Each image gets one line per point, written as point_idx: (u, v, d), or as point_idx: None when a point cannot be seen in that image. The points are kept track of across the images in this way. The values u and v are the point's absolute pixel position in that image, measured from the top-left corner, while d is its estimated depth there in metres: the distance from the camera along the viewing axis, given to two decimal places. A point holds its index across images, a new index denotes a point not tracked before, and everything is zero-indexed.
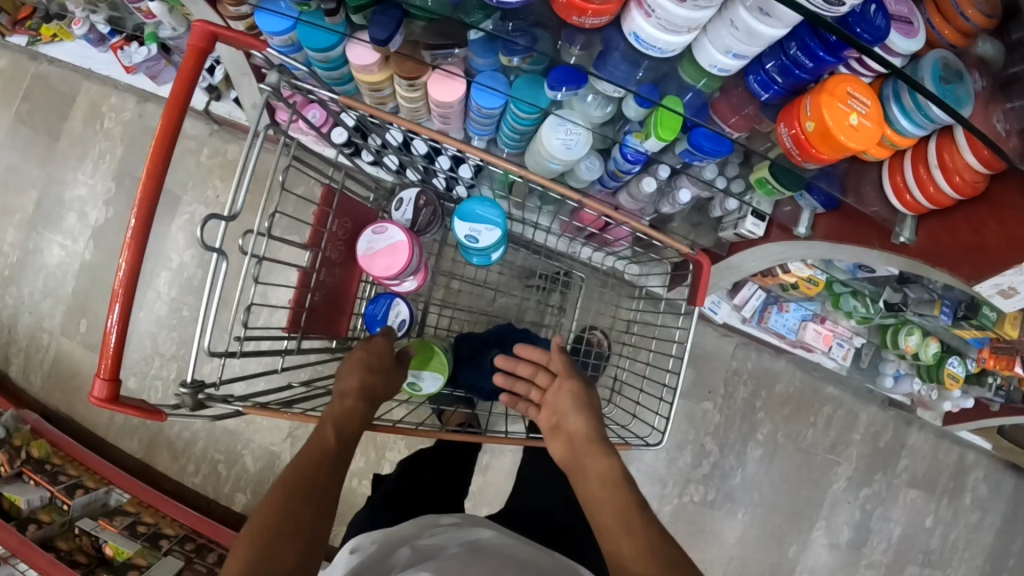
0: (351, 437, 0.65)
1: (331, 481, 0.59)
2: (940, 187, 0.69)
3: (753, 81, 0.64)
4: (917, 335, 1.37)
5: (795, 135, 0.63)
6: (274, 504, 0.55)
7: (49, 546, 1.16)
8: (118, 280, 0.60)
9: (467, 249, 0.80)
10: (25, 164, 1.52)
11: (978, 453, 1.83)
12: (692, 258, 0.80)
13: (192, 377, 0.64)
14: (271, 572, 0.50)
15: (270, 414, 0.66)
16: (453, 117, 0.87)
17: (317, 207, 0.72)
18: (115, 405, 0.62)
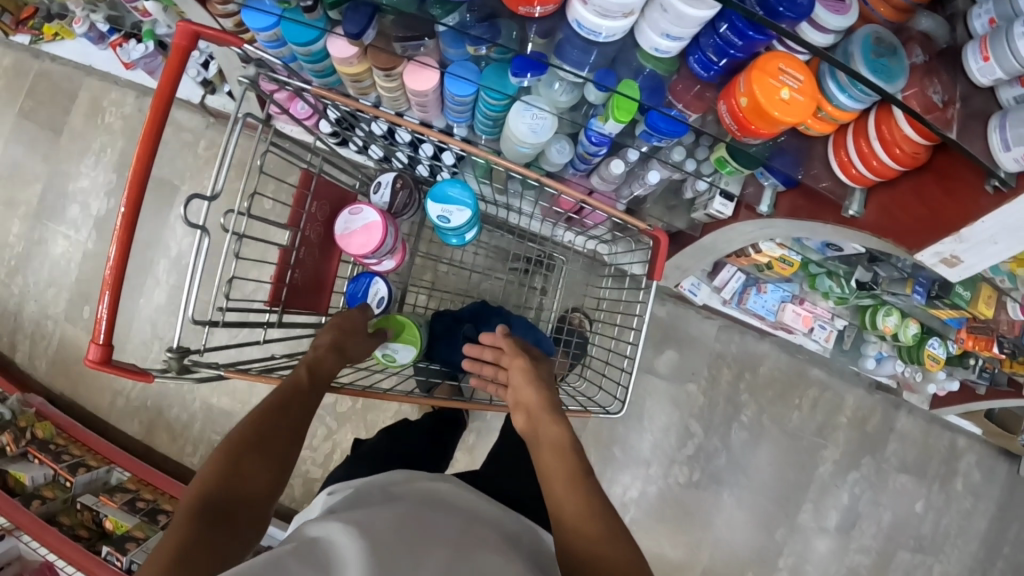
0: (322, 378, 0.72)
1: (300, 411, 0.67)
2: (882, 161, 0.74)
3: (693, 61, 0.69)
4: (895, 316, 1.40)
5: (732, 110, 0.69)
6: (249, 425, 0.63)
7: (52, 520, 1.23)
8: (112, 255, 0.66)
9: (441, 229, 0.85)
10: (29, 158, 1.57)
11: (970, 438, 1.87)
12: (649, 234, 0.84)
13: (179, 342, 0.68)
14: (240, 479, 0.59)
15: (251, 378, 0.72)
16: (430, 105, 0.91)
17: (296, 188, 0.77)
18: (107, 367, 0.67)
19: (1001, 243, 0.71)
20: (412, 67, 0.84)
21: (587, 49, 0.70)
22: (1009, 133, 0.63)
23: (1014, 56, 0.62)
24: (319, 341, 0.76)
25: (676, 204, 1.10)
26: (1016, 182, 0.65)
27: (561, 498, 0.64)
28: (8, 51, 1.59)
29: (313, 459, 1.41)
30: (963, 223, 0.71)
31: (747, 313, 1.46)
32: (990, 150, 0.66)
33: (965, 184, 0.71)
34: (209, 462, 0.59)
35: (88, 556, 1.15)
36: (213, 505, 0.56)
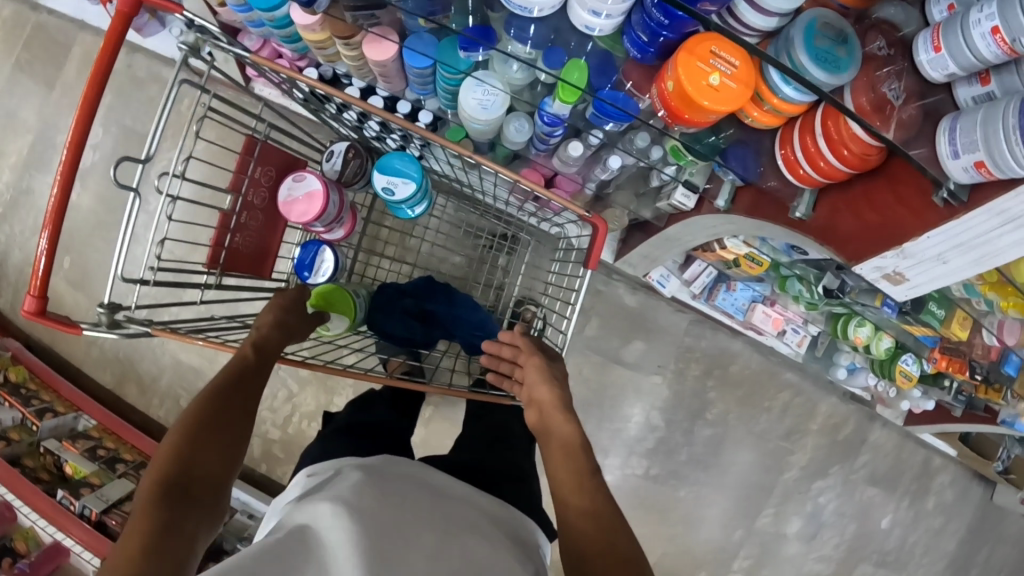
0: (269, 357, 0.72)
1: (248, 394, 0.67)
2: (829, 162, 0.72)
3: (628, 41, 0.69)
4: (867, 327, 1.37)
5: (661, 92, 0.70)
6: (192, 415, 0.63)
7: (15, 462, 1.23)
8: (48, 210, 0.67)
9: (389, 203, 0.82)
10: (21, 108, 1.60)
11: (946, 458, 1.85)
12: (591, 220, 0.82)
13: (110, 299, 0.71)
14: (192, 472, 0.59)
15: (175, 338, 0.73)
16: (392, 77, 0.92)
17: (238, 154, 0.79)
18: (42, 318, 0.69)
19: (948, 263, 0.72)
20: (371, 39, 0.85)
21: (524, 26, 0.70)
22: (958, 142, 0.62)
23: (970, 50, 0.60)
24: (264, 317, 0.76)
25: (644, 191, 1.09)
26: (966, 197, 0.65)
27: (570, 496, 0.67)
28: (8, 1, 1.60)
29: (273, 420, 1.45)
30: (910, 236, 0.71)
31: (715, 308, 1.46)
32: (938, 156, 0.65)
33: (914, 193, 0.70)
34: (160, 450, 0.60)
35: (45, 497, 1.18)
36: (172, 492, 0.57)
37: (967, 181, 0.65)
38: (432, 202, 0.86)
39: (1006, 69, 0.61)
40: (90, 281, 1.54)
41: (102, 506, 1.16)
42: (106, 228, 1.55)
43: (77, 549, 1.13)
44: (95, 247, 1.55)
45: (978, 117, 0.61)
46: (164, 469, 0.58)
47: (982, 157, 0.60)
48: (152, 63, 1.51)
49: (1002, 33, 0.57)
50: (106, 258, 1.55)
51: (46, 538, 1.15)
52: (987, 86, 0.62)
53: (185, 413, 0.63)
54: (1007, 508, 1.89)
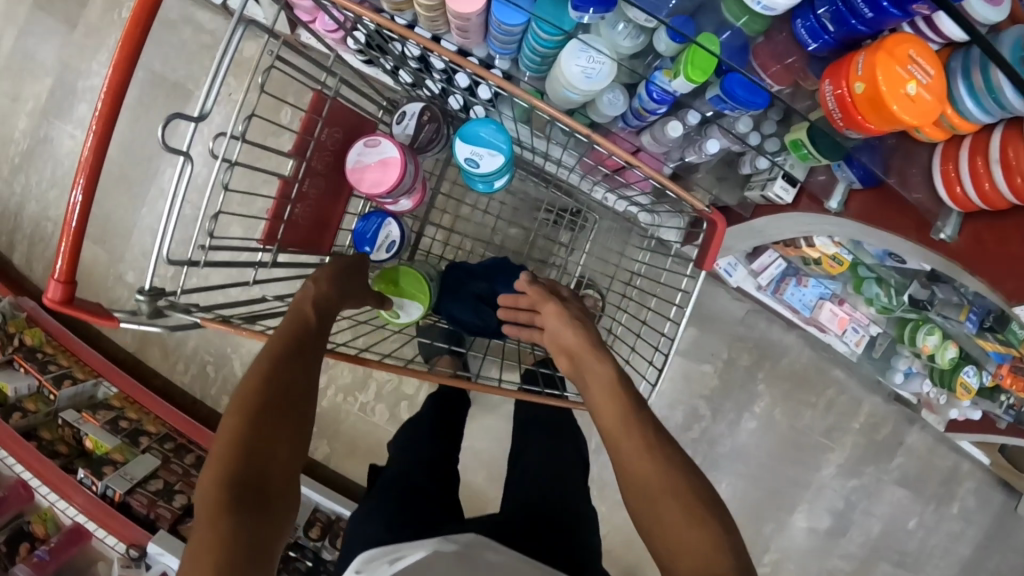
0: (329, 316, 0.66)
1: (309, 360, 0.61)
2: (996, 185, 0.66)
3: (801, 26, 0.61)
4: (936, 336, 1.29)
5: (840, 95, 0.60)
6: (255, 386, 0.57)
7: (32, 434, 1.17)
8: (77, 175, 0.55)
9: (467, 174, 0.75)
10: (38, 48, 1.47)
11: (974, 465, 1.77)
12: (708, 217, 0.76)
13: (151, 284, 0.60)
14: (262, 450, 0.54)
15: (226, 329, 0.63)
16: (471, 31, 0.79)
17: (305, 113, 0.69)
18: (71, 308, 0.58)
19: None
20: None
21: None
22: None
23: None
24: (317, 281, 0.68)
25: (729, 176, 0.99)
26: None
27: (617, 441, 0.59)
28: None
29: None
30: None
31: (780, 303, 1.37)
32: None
33: None
34: (221, 439, 0.54)
35: (63, 477, 1.11)
36: (238, 491, 0.51)
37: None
38: (513, 175, 0.78)
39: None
40: (113, 238, 1.45)
41: (127, 486, 1.11)
42: (129, 182, 1.44)
43: (95, 529, 1.07)
44: (118, 202, 1.45)
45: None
46: (233, 446, 0.53)
47: None
48: (183, 3, 1.38)
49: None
50: (127, 214, 1.45)
51: (66, 520, 1.09)
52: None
53: (246, 383, 0.57)
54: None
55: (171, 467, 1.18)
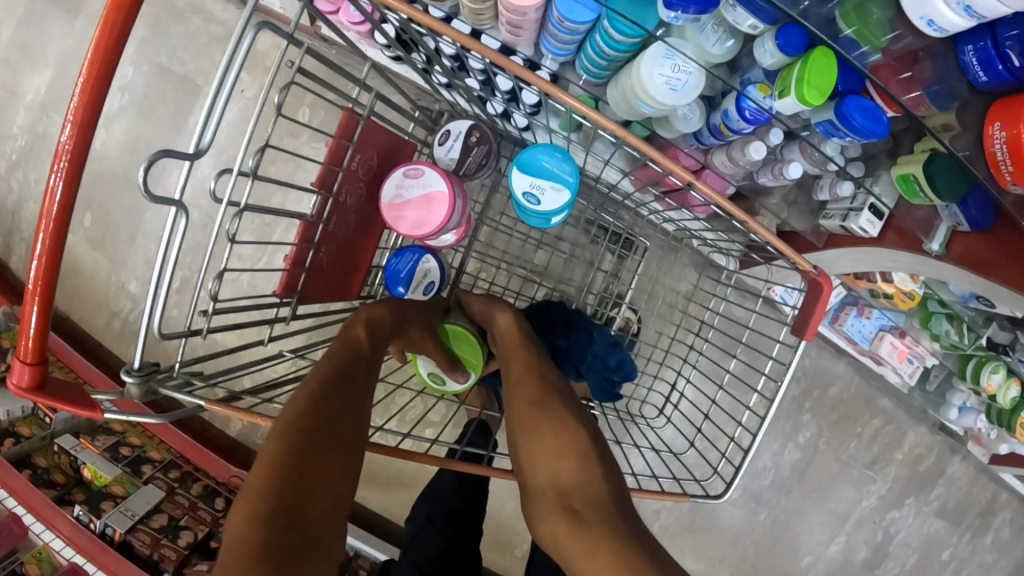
0: (383, 343, 0.61)
1: (363, 385, 0.55)
2: None
3: (970, 53, 0.52)
4: (1001, 374, 1.18)
5: (1016, 138, 0.52)
6: (304, 405, 0.49)
7: (25, 461, 1.06)
8: (41, 228, 0.45)
9: (526, 212, 0.65)
10: (38, 35, 1.36)
11: (1012, 494, 1.62)
12: (810, 278, 0.65)
13: (141, 362, 0.51)
14: (307, 483, 0.44)
15: (227, 412, 0.54)
16: (525, 28, 0.64)
17: (332, 140, 0.56)
18: (42, 394, 0.48)
19: None
20: None
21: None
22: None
23: None
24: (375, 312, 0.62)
25: (801, 201, 0.86)
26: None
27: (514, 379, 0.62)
28: None
29: None
30: None
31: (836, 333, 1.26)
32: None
33: None
34: (260, 465, 0.44)
35: (59, 513, 1.01)
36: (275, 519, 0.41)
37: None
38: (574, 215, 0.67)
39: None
40: (117, 244, 1.35)
41: (128, 524, 1.01)
42: (132, 185, 1.34)
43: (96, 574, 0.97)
44: (122, 206, 1.34)
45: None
46: (275, 473, 0.44)
47: None
48: None
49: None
50: (132, 220, 1.35)
51: (64, 560, 0.98)
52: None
53: (292, 401, 0.49)
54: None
55: (177, 499, 1.08)
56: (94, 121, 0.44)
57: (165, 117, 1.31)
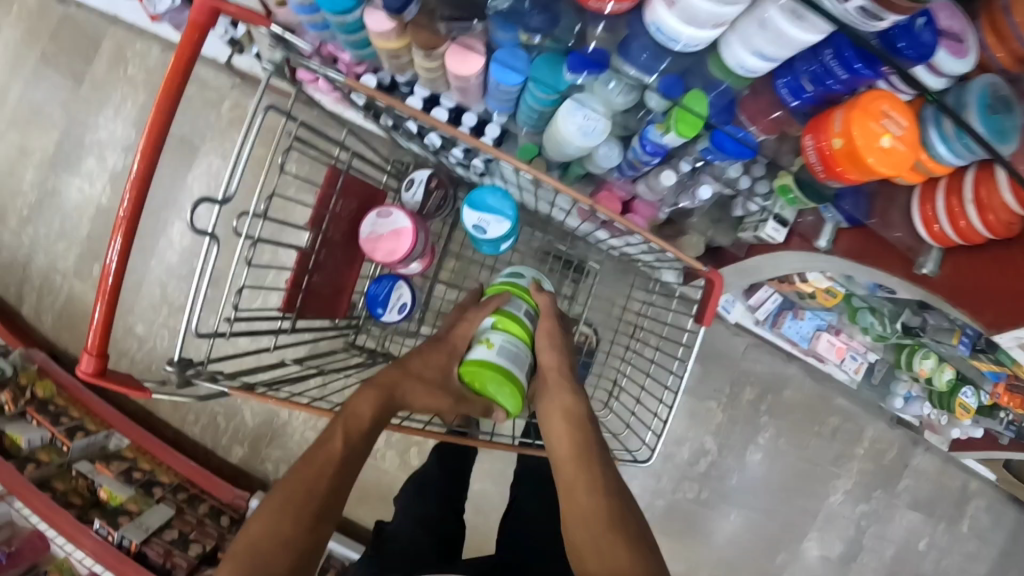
0: (361, 442, 0.64)
1: (333, 491, 0.60)
2: (970, 223, 0.65)
3: (781, 85, 0.63)
4: (933, 359, 1.32)
5: (820, 147, 0.63)
6: (268, 514, 0.57)
7: (45, 485, 1.15)
8: (113, 259, 0.64)
9: (476, 240, 0.75)
10: (48, 103, 1.51)
11: (983, 482, 1.75)
12: (706, 275, 0.82)
13: (179, 355, 0.65)
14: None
15: (247, 399, 0.67)
16: (471, 91, 0.84)
17: (320, 187, 0.70)
18: (103, 379, 0.66)
19: None
20: (456, 51, 0.76)
21: (659, 53, 0.62)
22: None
23: None
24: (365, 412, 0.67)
25: (722, 219, 1.00)
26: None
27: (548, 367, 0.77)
28: None
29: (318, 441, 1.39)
30: None
31: (779, 336, 1.37)
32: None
33: None
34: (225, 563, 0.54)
35: (79, 527, 1.10)
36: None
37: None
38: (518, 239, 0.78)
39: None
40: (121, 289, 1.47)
41: (142, 536, 1.10)
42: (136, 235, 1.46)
43: None
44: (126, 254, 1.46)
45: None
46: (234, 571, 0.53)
47: None
48: None
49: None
50: (134, 269, 1.46)
51: (83, 569, 1.10)
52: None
53: (262, 505, 0.58)
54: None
55: (186, 518, 1.18)
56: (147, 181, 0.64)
57: (165, 174, 1.45)
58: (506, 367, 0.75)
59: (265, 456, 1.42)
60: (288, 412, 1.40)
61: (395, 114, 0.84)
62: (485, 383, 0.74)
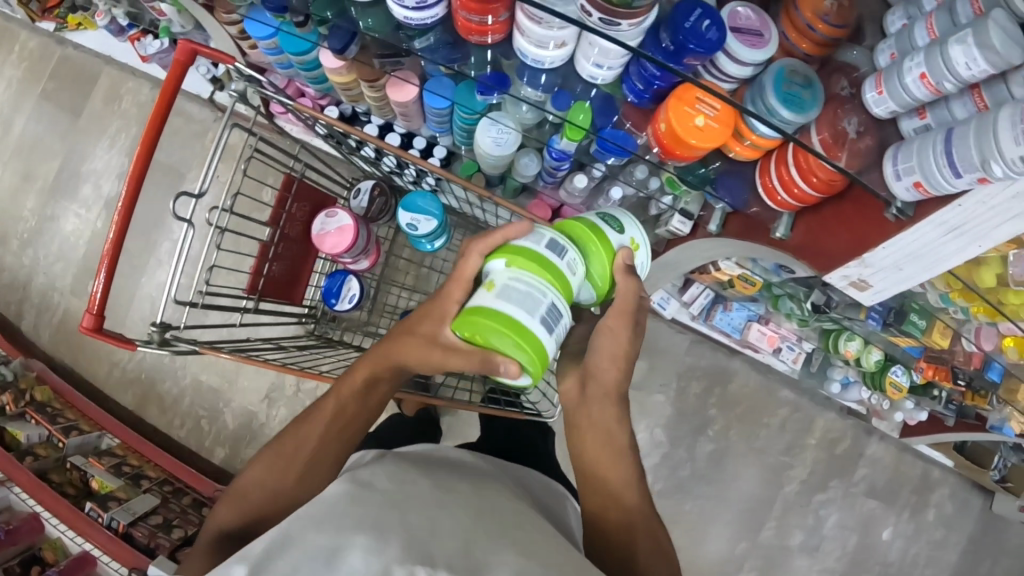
0: (352, 417, 0.67)
1: (322, 454, 0.65)
2: (802, 189, 0.73)
3: (626, 88, 0.69)
4: (858, 341, 1.34)
5: (657, 132, 0.70)
6: (265, 463, 0.65)
7: (43, 477, 1.30)
8: (107, 245, 0.78)
9: (412, 238, 0.92)
10: (48, 137, 1.66)
11: (944, 470, 1.76)
12: None
13: (161, 319, 0.80)
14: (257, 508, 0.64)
15: (219, 354, 0.81)
16: (413, 116, 1.00)
17: (277, 191, 0.87)
18: (99, 333, 0.78)
19: (904, 271, 0.75)
20: (394, 82, 0.93)
21: (536, 73, 0.73)
22: (899, 162, 0.64)
23: (906, 92, 0.60)
24: (371, 391, 0.67)
25: (644, 219, 1.09)
26: (913, 212, 0.67)
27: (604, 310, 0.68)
28: (35, 35, 1.67)
29: None
30: (867, 250, 0.74)
31: (714, 329, 1.51)
32: (882, 174, 0.66)
33: (859, 226, 0.75)
34: (235, 490, 0.65)
35: (72, 510, 1.23)
36: (231, 540, 0.63)
37: (914, 200, 0.66)
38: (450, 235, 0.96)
39: (941, 104, 0.61)
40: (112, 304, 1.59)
41: (130, 518, 1.23)
42: (128, 255, 1.59)
43: (104, 557, 1.17)
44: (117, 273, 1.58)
45: (917, 144, 0.62)
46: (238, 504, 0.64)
47: (919, 178, 0.62)
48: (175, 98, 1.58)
49: (928, 78, 0.57)
50: (124, 285, 1.58)
51: (74, 549, 1.19)
52: (982, 104, 0.58)
53: (264, 453, 0.67)
54: (1009, 517, 1.76)
55: (169, 505, 1.31)
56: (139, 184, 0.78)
57: (154, 198, 1.59)
58: (513, 318, 0.58)
59: (244, 457, 1.53)
60: (266, 414, 1.53)
61: (350, 137, 0.97)
62: (483, 335, 0.57)
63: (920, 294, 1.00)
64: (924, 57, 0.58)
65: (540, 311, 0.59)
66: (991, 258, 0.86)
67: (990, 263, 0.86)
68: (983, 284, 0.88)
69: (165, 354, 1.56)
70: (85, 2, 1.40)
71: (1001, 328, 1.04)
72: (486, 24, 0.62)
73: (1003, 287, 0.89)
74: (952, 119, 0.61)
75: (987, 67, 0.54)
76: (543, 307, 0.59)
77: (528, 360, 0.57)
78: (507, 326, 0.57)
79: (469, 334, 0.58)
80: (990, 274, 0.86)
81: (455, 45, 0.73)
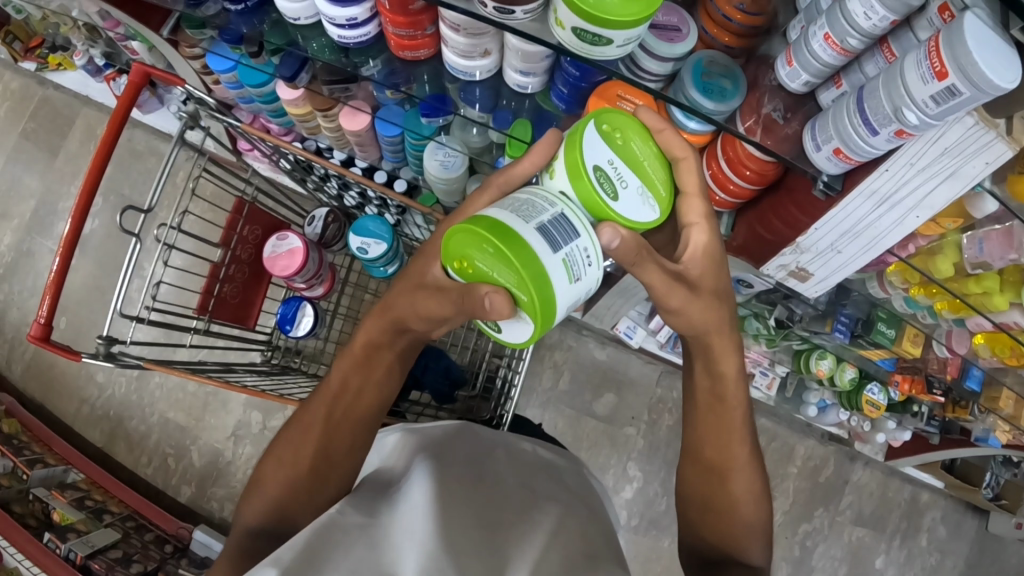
0: (373, 391, 0.66)
1: (346, 455, 0.64)
2: (737, 184, 0.74)
3: (555, 96, 0.72)
4: (829, 359, 1.26)
5: None
6: (279, 458, 0.64)
7: (5, 507, 1.30)
8: (52, 275, 0.79)
9: (365, 261, 0.98)
10: (26, 176, 1.68)
11: (933, 492, 1.68)
12: None
13: (109, 332, 0.79)
14: (285, 497, 0.62)
15: (163, 371, 0.80)
16: (367, 145, 1.01)
17: (229, 213, 0.92)
18: (45, 343, 0.77)
19: (842, 252, 0.75)
20: (348, 111, 0.94)
21: (471, 90, 0.75)
22: (818, 135, 0.63)
23: (815, 59, 0.61)
24: (375, 363, 0.65)
25: None
26: (841, 185, 0.67)
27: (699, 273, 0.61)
28: (17, 77, 1.71)
29: None
30: (798, 234, 0.74)
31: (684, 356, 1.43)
32: (804, 152, 0.66)
33: (799, 215, 0.73)
34: (259, 495, 0.63)
35: (31, 539, 1.23)
36: (261, 537, 0.60)
37: (839, 171, 0.65)
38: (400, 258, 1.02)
39: (853, 69, 0.61)
40: (79, 341, 1.56)
41: (88, 551, 1.24)
42: (100, 291, 1.58)
43: None
44: (88, 309, 1.57)
45: (832, 113, 0.62)
46: (267, 508, 0.62)
47: (837, 144, 0.61)
48: (150, 137, 1.61)
49: (832, 38, 0.58)
50: (93, 321, 1.57)
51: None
52: (892, 58, 0.58)
53: (275, 449, 0.65)
54: (1004, 537, 1.69)
55: (131, 542, 1.31)
56: (88, 205, 0.79)
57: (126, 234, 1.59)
58: (541, 266, 0.48)
59: (211, 495, 1.50)
60: (233, 451, 1.51)
61: (308, 164, 0.99)
62: (477, 243, 0.49)
63: (884, 301, 0.97)
64: (826, 18, 0.58)
65: (563, 250, 0.49)
66: (945, 244, 0.80)
67: (944, 249, 0.80)
68: (939, 275, 0.81)
69: (134, 391, 1.55)
70: (65, 43, 1.44)
71: (971, 327, 0.97)
72: (417, 37, 0.65)
73: (963, 275, 0.83)
74: (865, 80, 0.60)
75: (884, 14, 0.54)
76: (567, 247, 0.50)
77: (521, 299, 0.49)
78: (506, 246, 0.48)
79: (460, 240, 0.50)
80: (948, 263, 0.80)
81: (397, 71, 0.75)
